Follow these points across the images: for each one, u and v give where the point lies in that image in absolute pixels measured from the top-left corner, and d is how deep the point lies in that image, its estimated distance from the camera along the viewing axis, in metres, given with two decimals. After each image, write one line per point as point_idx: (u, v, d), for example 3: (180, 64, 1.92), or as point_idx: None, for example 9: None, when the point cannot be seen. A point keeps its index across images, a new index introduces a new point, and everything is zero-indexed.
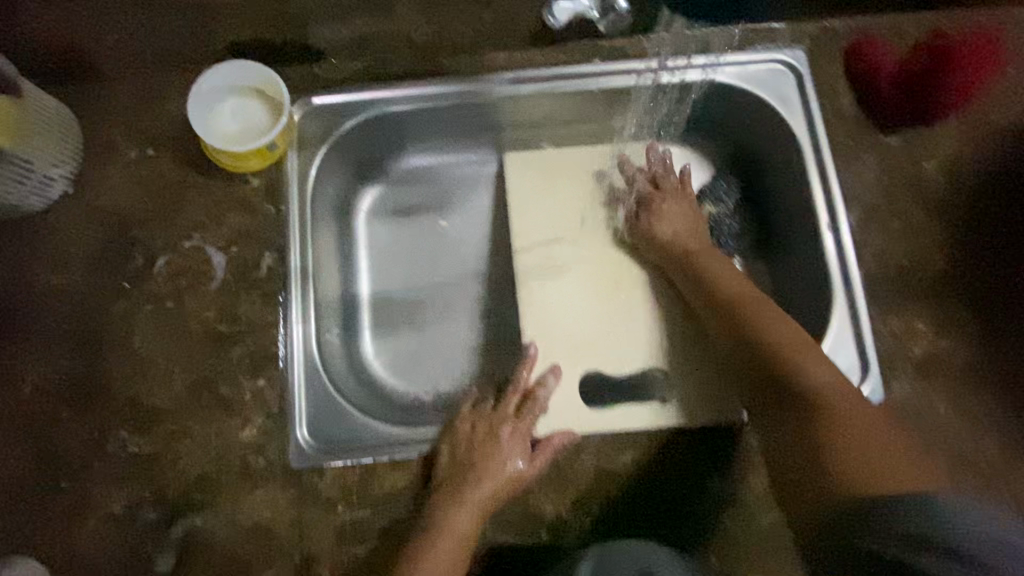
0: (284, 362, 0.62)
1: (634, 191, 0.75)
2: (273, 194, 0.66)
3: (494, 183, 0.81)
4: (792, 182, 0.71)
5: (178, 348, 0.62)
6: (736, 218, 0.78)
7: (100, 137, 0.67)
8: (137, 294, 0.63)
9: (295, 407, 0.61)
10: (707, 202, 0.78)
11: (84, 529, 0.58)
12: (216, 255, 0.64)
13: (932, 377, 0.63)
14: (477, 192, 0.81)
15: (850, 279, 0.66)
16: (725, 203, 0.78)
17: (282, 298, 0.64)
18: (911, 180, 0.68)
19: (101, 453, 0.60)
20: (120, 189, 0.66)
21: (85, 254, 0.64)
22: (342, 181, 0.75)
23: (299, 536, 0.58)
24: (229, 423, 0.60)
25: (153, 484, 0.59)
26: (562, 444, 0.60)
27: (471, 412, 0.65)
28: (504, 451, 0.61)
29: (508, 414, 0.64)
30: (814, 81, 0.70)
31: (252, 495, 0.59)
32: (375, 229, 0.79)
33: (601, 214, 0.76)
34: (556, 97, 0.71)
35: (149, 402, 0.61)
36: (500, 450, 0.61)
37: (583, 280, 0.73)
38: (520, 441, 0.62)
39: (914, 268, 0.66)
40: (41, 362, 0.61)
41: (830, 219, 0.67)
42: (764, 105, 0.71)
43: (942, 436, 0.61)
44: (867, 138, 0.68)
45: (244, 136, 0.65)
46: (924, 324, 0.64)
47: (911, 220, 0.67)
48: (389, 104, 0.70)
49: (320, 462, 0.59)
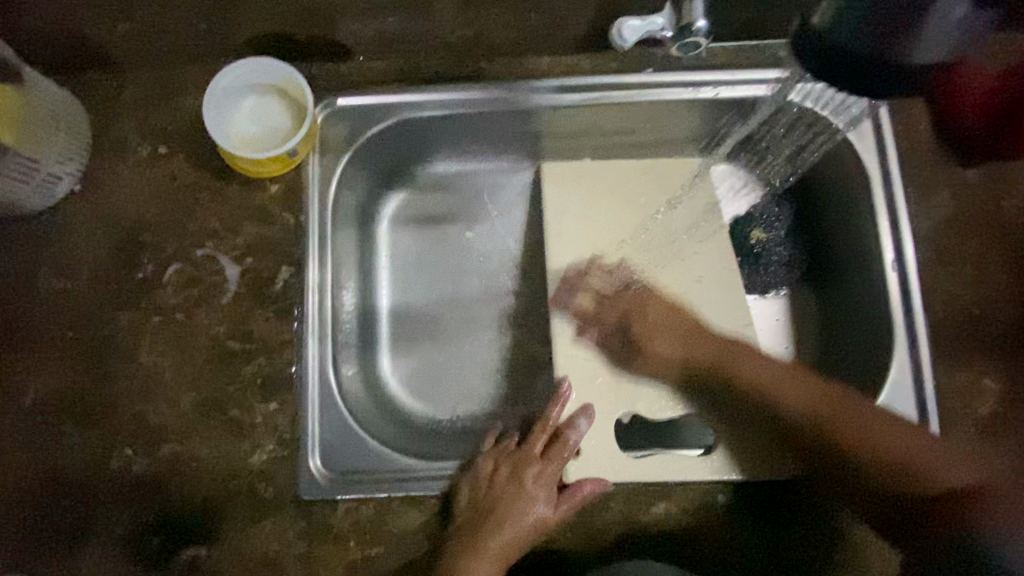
0: (298, 385, 0.58)
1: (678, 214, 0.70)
2: (293, 203, 0.62)
3: (526, 195, 0.76)
4: (854, 213, 0.65)
5: (187, 365, 0.59)
6: (787, 247, 0.72)
7: (112, 133, 0.62)
8: (145, 303, 0.60)
9: (307, 434, 0.58)
10: (756, 227, 0.73)
11: (83, 551, 0.55)
12: (229, 265, 0.60)
13: (998, 440, 0.58)
14: (508, 203, 0.76)
15: (913, 327, 0.60)
16: (775, 230, 0.72)
17: (299, 316, 0.60)
18: (988, 220, 0.62)
19: (104, 471, 0.57)
20: (131, 190, 0.62)
21: (93, 258, 0.60)
22: (365, 187, 0.70)
23: (307, 573, 0.55)
24: (238, 448, 0.57)
25: (157, 508, 0.56)
26: (594, 493, 0.56)
27: (495, 449, 0.62)
28: (529, 493, 0.58)
29: (534, 454, 0.61)
30: (887, 105, 0.64)
31: (260, 526, 0.56)
32: (398, 238, 0.75)
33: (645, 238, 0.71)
34: (600, 110, 0.66)
35: (155, 421, 0.58)
36: (525, 493, 0.58)
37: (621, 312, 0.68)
38: (546, 483, 0.58)
39: (985, 318, 0.60)
40: (45, 371, 0.58)
41: (895, 259, 0.61)
42: (830, 127, 0.65)
43: None
44: (938, 173, 0.63)
45: (266, 140, 0.61)
46: (993, 381, 0.59)
47: (985, 265, 0.61)
48: (420, 109, 0.64)
49: (332, 495, 0.56)
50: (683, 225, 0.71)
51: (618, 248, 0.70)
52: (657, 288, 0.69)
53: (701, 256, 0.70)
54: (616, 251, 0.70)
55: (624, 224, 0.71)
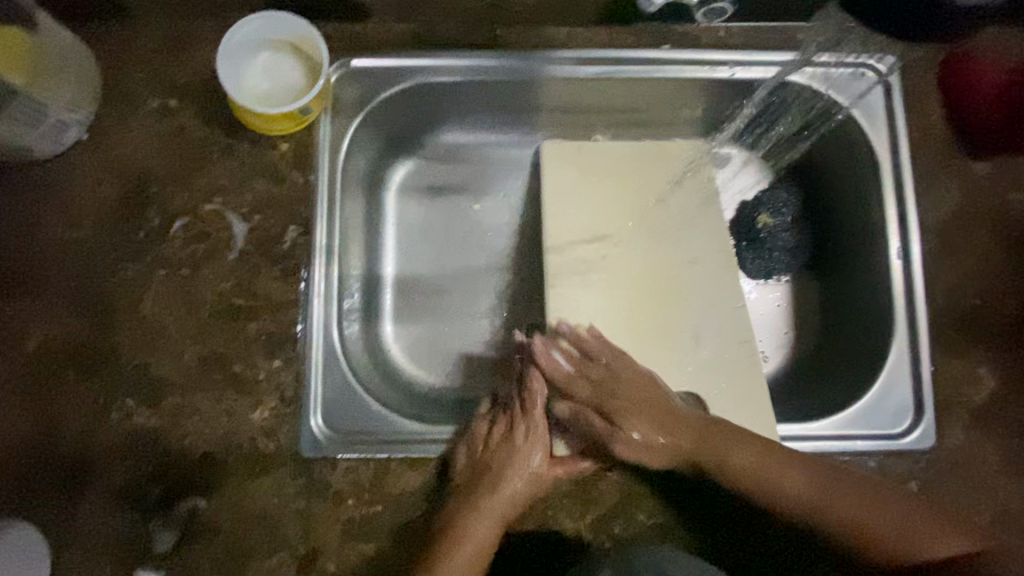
0: (302, 344, 0.58)
1: (686, 194, 0.70)
2: (303, 163, 0.61)
3: (535, 169, 0.76)
4: (862, 200, 0.66)
5: (190, 319, 0.59)
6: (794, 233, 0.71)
7: (122, 83, 0.62)
8: (150, 256, 0.59)
9: (310, 393, 0.58)
10: (764, 211, 0.71)
11: (81, 498, 0.55)
12: (237, 222, 0.60)
13: (989, 429, 0.59)
14: (517, 176, 0.76)
15: (914, 314, 0.61)
16: (783, 215, 0.71)
17: (305, 276, 0.60)
18: (994, 213, 0.62)
19: (104, 420, 0.57)
20: (139, 141, 0.61)
21: (99, 208, 0.60)
22: (375, 152, 0.70)
23: (305, 528, 0.55)
24: (240, 403, 0.57)
25: (156, 459, 0.56)
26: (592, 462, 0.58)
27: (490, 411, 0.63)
28: (526, 457, 0.59)
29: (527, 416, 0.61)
30: (901, 93, 0.64)
31: (259, 480, 0.56)
32: (405, 206, 0.74)
33: (650, 215, 0.68)
34: (615, 84, 0.66)
35: (156, 374, 0.58)
36: (522, 456, 0.59)
37: (622, 287, 0.66)
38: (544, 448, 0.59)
39: (984, 310, 0.61)
40: (47, 318, 0.58)
41: (901, 246, 0.62)
42: (844, 113, 0.65)
43: (990, 490, 0.58)
44: (949, 163, 0.63)
45: (278, 98, 0.60)
46: (987, 371, 0.60)
47: (987, 257, 0.62)
48: (435, 74, 0.64)
49: (332, 454, 0.57)
50: (692, 205, 0.69)
51: None
52: (662, 266, 0.67)
53: (705, 238, 0.68)
54: (620, 227, 0.68)
55: (631, 201, 0.69)
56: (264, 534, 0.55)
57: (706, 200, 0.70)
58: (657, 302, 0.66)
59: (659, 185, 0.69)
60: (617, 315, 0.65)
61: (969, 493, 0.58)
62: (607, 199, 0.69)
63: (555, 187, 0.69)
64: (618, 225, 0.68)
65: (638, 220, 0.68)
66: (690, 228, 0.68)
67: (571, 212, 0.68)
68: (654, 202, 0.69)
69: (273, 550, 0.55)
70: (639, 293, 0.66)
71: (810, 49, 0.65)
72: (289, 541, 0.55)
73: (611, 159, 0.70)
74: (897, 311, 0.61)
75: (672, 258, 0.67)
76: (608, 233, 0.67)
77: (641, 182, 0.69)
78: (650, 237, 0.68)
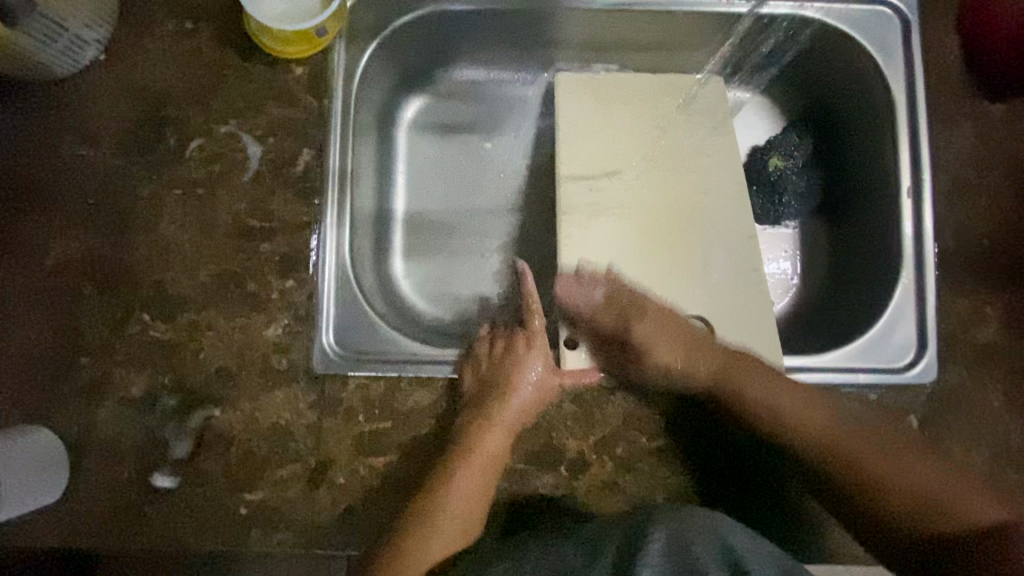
0: (314, 264, 0.59)
1: (698, 134, 0.70)
2: (316, 87, 0.61)
3: (548, 109, 0.76)
4: (874, 140, 0.66)
5: (206, 238, 0.60)
6: (804, 177, 0.70)
7: (140, 4, 0.62)
8: (167, 176, 0.60)
9: (322, 312, 0.59)
10: (775, 154, 0.70)
11: (101, 407, 0.57)
12: (252, 144, 0.61)
13: (992, 366, 0.60)
14: (529, 115, 0.76)
15: (923, 251, 0.61)
16: (794, 158, 0.70)
17: (318, 198, 0.60)
18: (1011, 154, 0.62)
19: (122, 334, 0.58)
20: (156, 62, 0.61)
21: (116, 128, 0.61)
22: (388, 85, 0.70)
23: (316, 442, 0.57)
24: (254, 321, 0.58)
25: (173, 372, 0.58)
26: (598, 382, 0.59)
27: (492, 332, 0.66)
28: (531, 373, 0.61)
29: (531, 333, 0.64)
30: (920, 30, 0.63)
31: (272, 395, 0.57)
32: (417, 143, 0.75)
33: (661, 153, 0.69)
34: (630, 17, 0.66)
35: (172, 290, 0.59)
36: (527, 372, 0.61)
37: (632, 222, 0.67)
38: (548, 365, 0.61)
39: (994, 249, 0.61)
40: (67, 234, 0.59)
41: (913, 184, 0.62)
42: (860, 51, 0.64)
43: (990, 427, 0.59)
44: (967, 101, 0.62)
45: (292, 17, 0.60)
46: (994, 310, 0.60)
47: (1000, 197, 0.61)
48: (450, 2, 0.64)
49: (343, 370, 0.58)
50: (703, 144, 0.70)
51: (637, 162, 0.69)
52: (671, 203, 0.68)
53: (714, 177, 0.69)
54: (631, 163, 0.69)
55: (643, 138, 0.70)
56: (278, 446, 0.57)
57: (717, 140, 0.70)
58: (665, 237, 0.67)
59: (670, 124, 0.70)
60: (626, 248, 0.67)
61: (969, 428, 0.59)
62: (619, 136, 0.70)
63: (567, 123, 0.70)
64: (629, 162, 0.69)
65: (648, 157, 0.69)
66: (699, 166, 0.69)
67: (583, 148, 0.69)
68: (665, 141, 0.70)
69: (285, 461, 0.56)
70: (648, 227, 0.67)
71: None
72: (300, 453, 0.57)
73: (624, 97, 0.71)
74: (905, 248, 0.62)
75: (682, 195, 0.68)
76: (619, 168, 0.69)
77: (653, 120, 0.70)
78: (660, 173, 0.69)
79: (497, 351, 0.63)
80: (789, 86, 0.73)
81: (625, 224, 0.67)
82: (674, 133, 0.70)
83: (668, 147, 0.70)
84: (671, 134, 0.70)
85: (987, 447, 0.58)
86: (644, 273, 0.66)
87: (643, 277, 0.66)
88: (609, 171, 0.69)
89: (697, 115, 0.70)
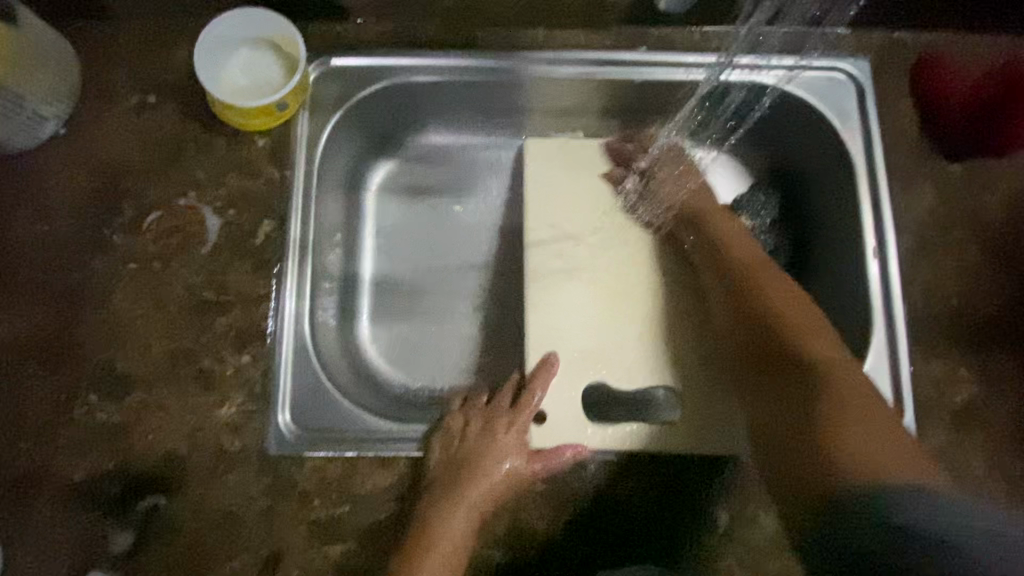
0: (272, 338, 0.57)
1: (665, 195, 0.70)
2: (279, 157, 0.61)
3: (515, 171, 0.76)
4: (839, 202, 0.65)
5: (160, 313, 0.58)
6: (771, 237, 0.71)
7: (101, 78, 0.62)
8: (122, 250, 0.59)
9: (278, 388, 0.57)
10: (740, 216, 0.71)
11: (38, 497, 0.53)
12: (211, 216, 0.60)
13: (971, 430, 0.58)
14: (497, 178, 0.76)
15: (892, 313, 0.60)
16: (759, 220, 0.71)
17: (277, 270, 0.59)
18: (969, 214, 0.62)
19: (66, 416, 0.55)
20: (116, 135, 0.61)
21: (71, 202, 0.60)
22: (354, 152, 0.70)
23: (269, 530, 0.53)
24: (206, 399, 0.56)
25: (118, 457, 0.54)
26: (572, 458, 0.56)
27: (464, 406, 0.62)
28: (500, 449, 0.57)
29: (503, 408, 0.61)
30: (874, 95, 0.64)
31: (224, 479, 0.54)
32: (385, 206, 0.74)
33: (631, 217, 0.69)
34: (592, 85, 0.67)
35: (121, 367, 0.56)
36: (496, 449, 0.58)
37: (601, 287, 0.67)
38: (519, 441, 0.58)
39: (962, 310, 0.61)
40: (13, 311, 0.57)
41: (877, 245, 0.61)
42: (818, 115, 0.65)
43: (975, 495, 0.57)
44: (925, 162, 0.63)
45: (254, 92, 0.60)
46: (967, 370, 0.59)
47: (964, 256, 0.62)
48: (413, 73, 0.64)
49: (299, 451, 0.55)
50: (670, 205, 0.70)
51: (604, 226, 0.69)
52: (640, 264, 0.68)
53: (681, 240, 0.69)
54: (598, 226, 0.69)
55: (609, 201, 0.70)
56: (228, 535, 0.53)
57: (681, 203, 0.70)
58: (632, 300, 0.66)
59: (636, 187, 0.70)
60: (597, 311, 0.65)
61: None
62: (584, 198, 0.70)
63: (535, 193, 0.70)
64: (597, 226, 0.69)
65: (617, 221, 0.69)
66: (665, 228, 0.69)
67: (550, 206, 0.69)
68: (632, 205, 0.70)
69: (233, 552, 0.53)
70: (617, 291, 0.66)
71: (783, 53, 0.65)
72: (252, 542, 0.53)
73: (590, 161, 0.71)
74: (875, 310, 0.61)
75: (650, 256, 0.68)
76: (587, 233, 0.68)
77: (619, 184, 0.70)
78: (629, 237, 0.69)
79: (464, 426, 0.60)
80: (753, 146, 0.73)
81: (596, 290, 0.66)
82: (641, 197, 0.70)
83: (635, 210, 0.70)
84: (637, 198, 0.70)
85: None
86: (614, 338, 0.64)
87: (613, 343, 0.64)
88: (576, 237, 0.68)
89: (663, 177, 0.70)
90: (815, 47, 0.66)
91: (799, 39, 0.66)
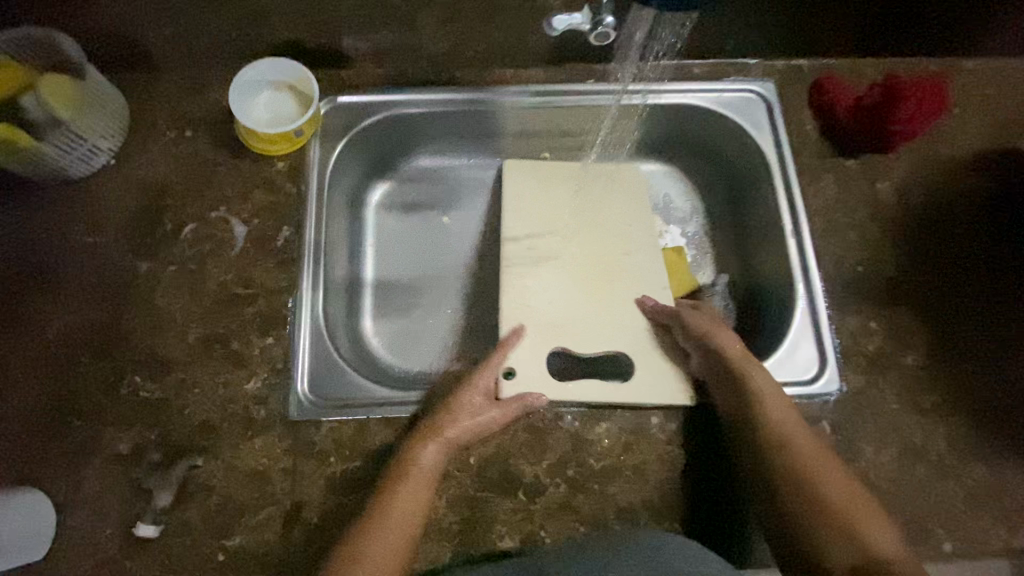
0: (292, 323, 0.68)
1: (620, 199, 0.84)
2: (295, 176, 0.74)
3: (495, 187, 0.89)
4: (762, 195, 0.79)
5: (195, 306, 0.68)
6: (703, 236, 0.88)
7: (145, 118, 0.75)
8: (164, 256, 0.70)
9: (298, 364, 0.66)
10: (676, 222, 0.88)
11: (89, 465, 0.61)
12: (239, 225, 0.71)
13: (884, 373, 0.69)
14: (479, 193, 0.89)
15: (810, 281, 0.73)
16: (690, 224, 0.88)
17: (296, 267, 0.70)
18: (867, 199, 0.76)
19: (115, 395, 0.64)
20: (158, 163, 0.73)
21: (121, 218, 0.71)
22: (358, 174, 0.83)
23: (292, 484, 0.62)
24: (236, 375, 0.65)
25: (159, 428, 0.63)
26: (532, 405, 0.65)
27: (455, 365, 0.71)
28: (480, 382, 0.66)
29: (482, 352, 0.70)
30: (781, 109, 0.79)
31: (251, 443, 0.63)
32: (384, 220, 0.87)
33: (591, 217, 0.82)
34: (553, 111, 0.81)
35: (162, 353, 0.66)
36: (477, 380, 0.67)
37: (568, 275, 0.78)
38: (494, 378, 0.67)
39: (869, 276, 0.73)
40: (70, 309, 0.67)
41: (794, 227, 0.75)
42: (739, 127, 0.80)
43: (893, 427, 0.67)
44: (827, 160, 0.77)
45: (276, 124, 0.73)
46: (877, 325, 0.71)
47: (866, 232, 0.75)
48: (406, 107, 0.79)
49: (317, 415, 0.64)
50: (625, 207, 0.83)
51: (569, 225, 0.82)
52: (602, 255, 0.80)
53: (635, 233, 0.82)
54: (565, 226, 0.81)
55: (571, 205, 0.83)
56: (255, 491, 0.61)
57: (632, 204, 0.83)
58: (596, 281, 0.78)
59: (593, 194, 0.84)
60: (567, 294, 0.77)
61: (875, 429, 0.67)
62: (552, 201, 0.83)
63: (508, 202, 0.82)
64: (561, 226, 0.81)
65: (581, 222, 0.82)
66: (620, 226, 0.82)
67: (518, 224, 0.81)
68: (592, 208, 0.83)
69: (261, 505, 0.61)
70: (583, 277, 0.78)
71: (706, 79, 0.81)
72: (277, 496, 0.61)
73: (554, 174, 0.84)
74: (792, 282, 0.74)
75: (609, 250, 0.80)
76: (555, 231, 0.81)
77: (579, 192, 0.84)
78: (590, 234, 0.81)
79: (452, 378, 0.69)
80: (692, 156, 0.88)
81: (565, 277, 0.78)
82: (599, 203, 0.84)
83: (595, 212, 0.83)
84: (596, 202, 0.83)
85: (893, 446, 0.66)
86: (584, 316, 0.76)
87: (584, 320, 0.75)
88: (545, 234, 0.81)
89: (616, 186, 0.85)
90: (731, 74, 0.81)
91: (719, 68, 0.81)
